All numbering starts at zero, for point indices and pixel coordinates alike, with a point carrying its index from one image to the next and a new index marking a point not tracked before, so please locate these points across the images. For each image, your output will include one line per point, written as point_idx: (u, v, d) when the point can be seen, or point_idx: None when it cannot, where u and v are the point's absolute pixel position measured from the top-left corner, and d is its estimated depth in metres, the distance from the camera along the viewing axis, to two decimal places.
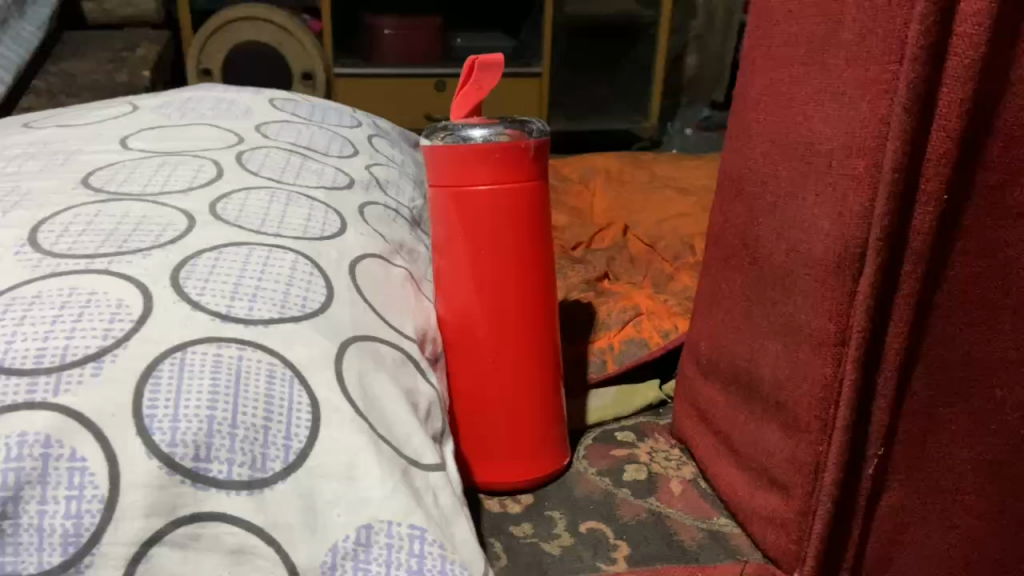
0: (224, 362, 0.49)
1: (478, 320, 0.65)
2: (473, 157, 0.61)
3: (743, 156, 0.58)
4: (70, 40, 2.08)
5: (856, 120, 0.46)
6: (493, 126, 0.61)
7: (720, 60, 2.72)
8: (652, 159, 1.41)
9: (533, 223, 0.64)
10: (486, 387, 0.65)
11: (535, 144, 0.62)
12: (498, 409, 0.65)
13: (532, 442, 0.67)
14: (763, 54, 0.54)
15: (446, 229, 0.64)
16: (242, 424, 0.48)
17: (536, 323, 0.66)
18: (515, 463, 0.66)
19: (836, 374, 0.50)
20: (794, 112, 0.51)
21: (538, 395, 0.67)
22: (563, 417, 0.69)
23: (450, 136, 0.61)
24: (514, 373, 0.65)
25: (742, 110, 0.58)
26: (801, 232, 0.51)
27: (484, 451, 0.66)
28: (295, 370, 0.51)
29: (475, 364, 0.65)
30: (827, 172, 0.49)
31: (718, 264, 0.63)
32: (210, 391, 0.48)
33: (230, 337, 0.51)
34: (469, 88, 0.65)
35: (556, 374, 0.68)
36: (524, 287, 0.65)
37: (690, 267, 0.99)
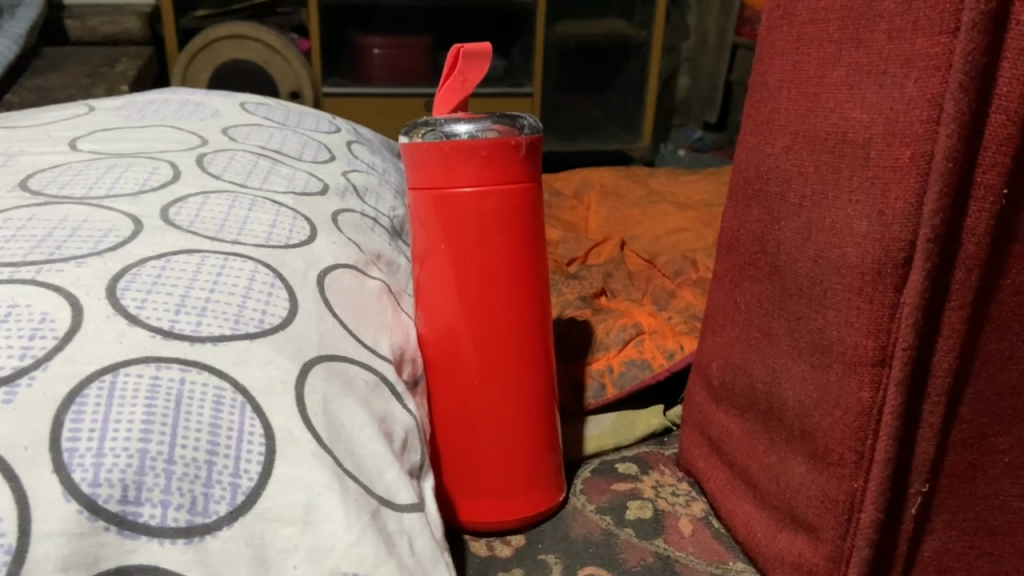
0: (162, 386, 0.42)
1: (464, 339, 0.58)
2: (458, 155, 0.54)
3: (760, 153, 0.51)
4: (49, 56, 2.02)
5: (900, 103, 0.40)
6: (479, 121, 0.54)
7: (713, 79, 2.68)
8: (648, 173, 1.35)
9: (525, 230, 0.58)
10: (472, 415, 0.58)
11: (527, 141, 0.56)
12: (486, 439, 0.58)
13: (523, 476, 0.59)
14: (786, 36, 0.48)
15: (427, 237, 0.57)
16: (180, 459, 0.40)
17: (529, 341, 0.59)
18: (505, 500, 0.59)
19: (875, 400, 0.44)
20: (823, 98, 0.45)
21: (530, 422, 0.59)
22: (558, 447, 0.62)
23: (432, 132, 0.54)
24: (504, 397, 0.58)
25: (758, 101, 0.52)
26: (832, 236, 0.44)
27: (470, 487, 0.59)
28: (247, 395, 0.44)
29: (460, 388, 0.58)
30: (863, 164, 0.42)
31: (731, 274, 0.56)
32: (144, 420, 0.40)
33: (171, 357, 0.44)
34: (455, 81, 0.58)
35: (551, 398, 0.61)
36: (515, 301, 0.58)
37: (693, 283, 0.92)
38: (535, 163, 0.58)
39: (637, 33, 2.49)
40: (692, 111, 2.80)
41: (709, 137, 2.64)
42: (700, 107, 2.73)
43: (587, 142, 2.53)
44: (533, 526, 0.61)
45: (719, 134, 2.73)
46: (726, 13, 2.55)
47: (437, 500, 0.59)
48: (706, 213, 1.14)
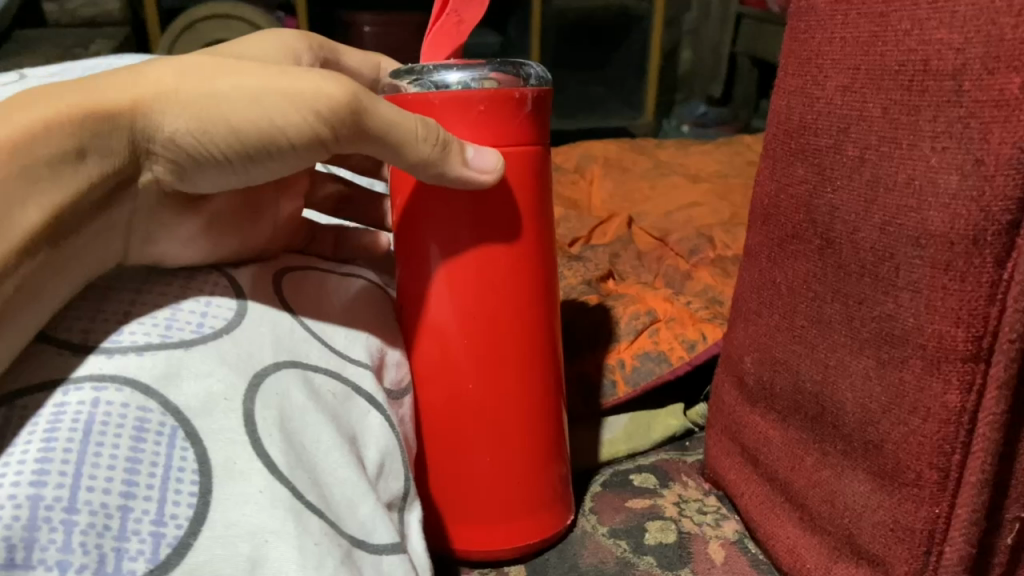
0: (67, 415, 0.30)
1: (455, 338, 0.47)
2: (447, 110, 0.43)
3: (805, 96, 0.41)
4: (22, 40, 1.92)
5: (1006, 15, 0.30)
6: (476, 68, 0.43)
7: (717, 49, 2.59)
8: (654, 145, 1.25)
9: (531, 201, 0.46)
10: (464, 429, 0.47)
11: (534, 96, 0.44)
12: (480, 455, 0.48)
13: (526, 498, 0.49)
14: None
15: (406, 208, 0.46)
16: (85, 506, 0.29)
17: (535, 337, 0.48)
18: (503, 528, 0.49)
19: (967, 404, 0.34)
20: (893, 20, 0.35)
21: (534, 434, 0.49)
22: (567, 460, 0.52)
23: (416, 82, 0.43)
24: (503, 407, 0.47)
25: (799, 34, 0.42)
26: (908, 197, 0.35)
27: (461, 511, 0.48)
28: (180, 417, 0.32)
29: (449, 396, 0.47)
30: (952, 101, 0.32)
31: (767, 251, 0.46)
32: (37, 459, 0.29)
33: (80, 375, 0.32)
34: (446, 22, 0.48)
35: (560, 405, 0.51)
36: (518, 290, 0.47)
37: (710, 262, 0.83)
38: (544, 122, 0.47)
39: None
40: (696, 85, 2.71)
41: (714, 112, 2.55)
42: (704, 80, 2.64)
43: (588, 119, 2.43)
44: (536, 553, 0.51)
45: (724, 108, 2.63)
46: None
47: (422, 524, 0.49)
48: (719, 186, 1.05)
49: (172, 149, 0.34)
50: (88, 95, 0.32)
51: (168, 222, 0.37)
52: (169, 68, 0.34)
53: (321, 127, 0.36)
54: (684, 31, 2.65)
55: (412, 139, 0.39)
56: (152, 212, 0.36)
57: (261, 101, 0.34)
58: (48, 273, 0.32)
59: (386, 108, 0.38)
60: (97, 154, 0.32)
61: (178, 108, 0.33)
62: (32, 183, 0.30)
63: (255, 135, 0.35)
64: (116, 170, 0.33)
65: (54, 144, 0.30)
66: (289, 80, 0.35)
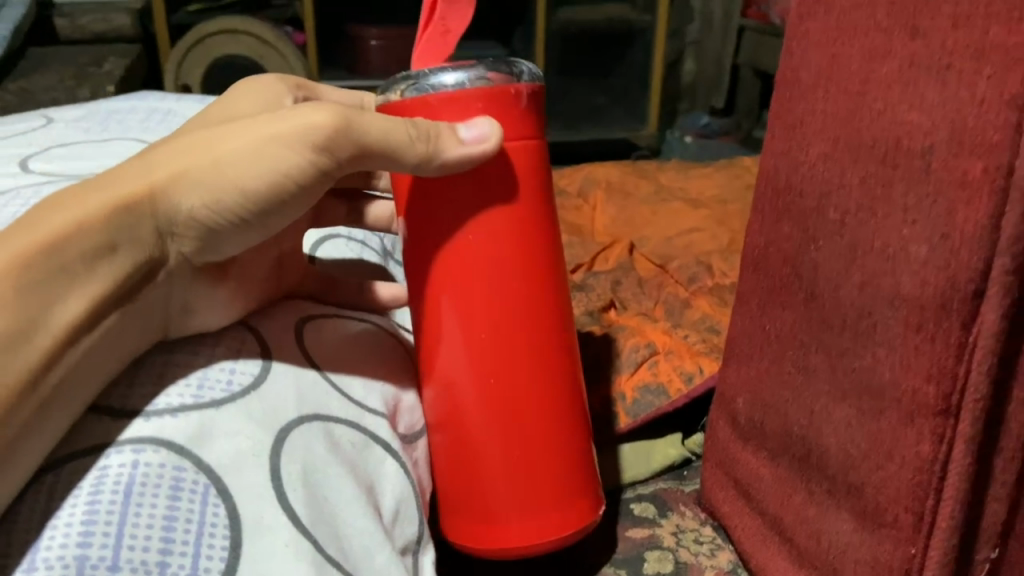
0: (110, 478, 0.33)
1: (464, 339, 0.46)
2: (447, 109, 0.43)
3: (792, 159, 0.44)
4: (36, 58, 1.96)
5: (969, 105, 0.33)
6: (470, 69, 0.44)
7: (719, 61, 2.62)
8: (656, 168, 1.28)
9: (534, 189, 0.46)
10: (479, 430, 0.47)
11: (529, 90, 0.45)
12: (498, 449, 0.47)
13: (549, 492, 0.48)
14: (819, 25, 0.41)
15: (412, 210, 0.46)
16: (126, 564, 0.32)
17: (546, 328, 0.47)
18: (528, 522, 0.47)
19: (938, 453, 0.37)
20: (869, 100, 0.38)
21: (553, 424, 0.48)
22: (591, 452, 0.51)
23: (411, 88, 0.44)
24: (518, 398, 0.47)
25: (785, 100, 0.44)
26: (884, 262, 0.38)
27: (484, 513, 0.48)
28: (212, 475, 0.36)
29: (462, 396, 0.47)
30: (922, 178, 0.35)
31: (757, 299, 0.49)
32: (84, 521, 0.32)
33: (122, 439, 0.35)
34: (434, 29, 0.47)
35: (578, 394, 0.50)
36: (526, 284, 0.46)
37: (709, 291, 0.86)
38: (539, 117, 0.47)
39: (640, 16, 2.42)
40: (699, 96, 2.75)
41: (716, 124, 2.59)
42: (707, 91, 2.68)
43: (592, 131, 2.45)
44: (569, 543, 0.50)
45: (727, 119, 2.66)
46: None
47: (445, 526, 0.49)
48: (719, 211, 1.08)
49: (189, 218, 0.36)
50: (108, 191, 0.35)
51: (205, 291, 0.40)
52: (171, 148, 0.37)
53: (317, 159, 0.37)
54: (687, 43, 2.68)
55: (408, 144, 0.40)
56: (190, 283, 0.39)
57: (253, 151, 0.36)
58: (94, 358, 0.35)
59: (373, 123, 0.39)
60: (124, 243, 0.35)
61: (184, 182, 0.36)
62: (68, 281, 0.33)
63: (264, 189, 0.37)
64: (146, 251, 0.36)
65: (84, 242, 0.34)
66: (275, 124, 0.37)
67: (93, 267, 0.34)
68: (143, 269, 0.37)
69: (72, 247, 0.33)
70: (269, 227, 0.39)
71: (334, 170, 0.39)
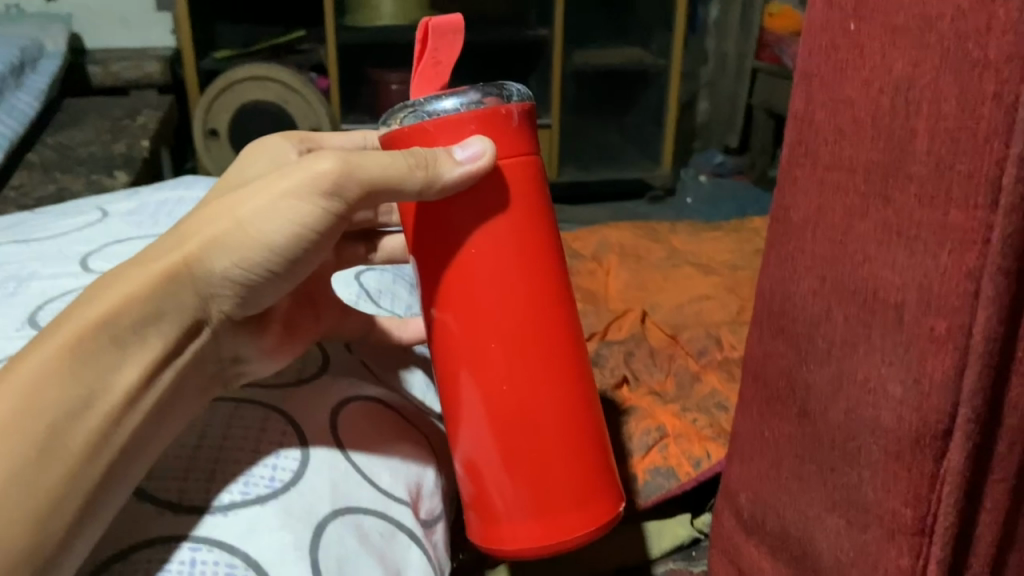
0: (173, 568, 0.41)
1: (481, 352, 0.51)
2: (444, 133, 0.49)
3: (784, 287, 0.49)
4: (72, 110, 2.04)
5: (934, 271, 0.37)
6: (464, 93, 0.50)
7: (734, 101, 2.71)
8: (667, 229, 1.33)
9: (535, 206, 0.52)
10: (498, 430, 0.52)
11: (519, 110, 0.50)
12: (526, 448, 0.52)
13: (579, 481, 0.53)
14: (807, 174, 0.46)
15: (433, 241, 0.51)
16: None
17: (558, 332, 0.52)
18: (557, 517, 0.52)
19: (916, 568, 0.41)
20: (850, 250, 0.42)
21: (573, 417, 0.53)
22: (609, 445, 0.56)
23: (412, 114, 0.50)
24: (539, 399, 0.52)
25: (778, 234, 0.49)
26: (866, 394, 0.42)
27: (516, 511, 0.52)
28: (260, 569, 0.43)
29: (484, 406, 0.52)
30: (896, 327, 0.40)
31: (755, 405, 0.53)
32: None
33: (184, 533, 0.43)
34: (426, 63, 0.52)
35: (592, 394, 0.55)
36: (536, 295, 0.51)
37: (719, 364, 0.90)
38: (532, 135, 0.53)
39: (655, 62, 2.48)
40: (714, 135, 2.85)
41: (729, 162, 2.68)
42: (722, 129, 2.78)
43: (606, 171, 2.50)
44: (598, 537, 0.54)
45: (740, 159, 2.72)
46: (745, 37, 2.61)
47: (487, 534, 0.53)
48: (729, 277, 1.13)
49: (223, 275, 0.44)
50: (152, 267, 0.43)
51: (249, 337, 0.50)
52: (202, 217, 0.45)
53: (325, 204, 0.44)
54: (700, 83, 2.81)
55: (406, 172, 0.46)
56: (234, 333, 0.49)
57: (270, 209, 0.44)
58: (155, 412, 0.43)
59: (374, 164, 0.46)
60: (169, 309, 0.43)
61: (214, 247, 0.44)
62: (124, 350, 0.41)
63: (282, 238, 0.44)
64: (189, 315, 0.44)
65: (131, 316, 0.41)
66: (284, 185, 0.44)
67: (143, 335, 0.42)
68: (190, 327, 0.45)
69: (124, 317, 0.41)
70: (295, 271, 0.47)
71: (345, 210, 0.46)
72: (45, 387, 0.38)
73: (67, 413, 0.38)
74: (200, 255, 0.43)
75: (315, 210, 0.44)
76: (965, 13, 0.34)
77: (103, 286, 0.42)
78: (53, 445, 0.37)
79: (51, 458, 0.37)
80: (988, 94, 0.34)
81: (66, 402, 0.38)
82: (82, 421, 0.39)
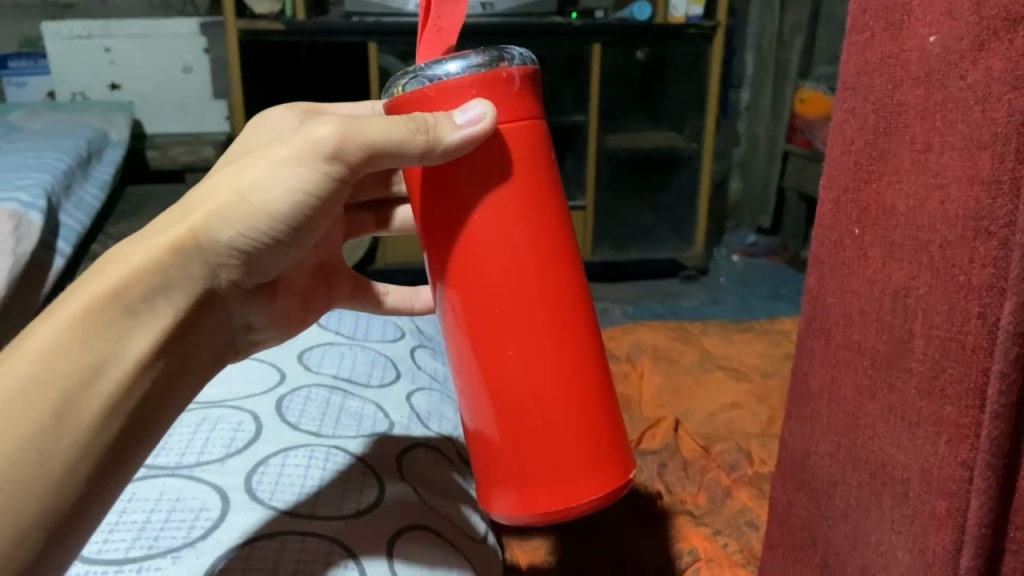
0: None
1: (490, 324, 0.55)
2: (445, 99, 0.53)
3: (804, 444, 0.53)
4: (134, 198, 2.16)
5: (934, 457, 0.42)
6: (466, 57, 0.53)
7: (767, 183, 2.74)
8: (699, 330, 1.38)
9: (540, 172, 0.55)
10: (507, 399, 0.56)
11: (520, 73, 0.53)
12: (534, 416, 0.56)
13: (587, 447, 0.56)
14: (822, 346, 0.51)
15: (444, 218, 0.55)
16: None
17: (564, 301, 0.56)
18: (566, 484, 0.56)
19: None
20: (861, 424, 0.47)
21: (579, 382, 0.56)
22: (615, 401, 0.59)
23: (414, 80, 0.54)
24: (543, 367, 0.55)
25: (798, 394, 0.54)
26: (878, 555, 0.47)
27: (524, 475, 0.57)
28: None
29: (493, 375, 0.56)
30: (903, 499, 0.44)
31: (781, 548, 0.57)
32: None
33: None
34: (430, 33, 0.56)
35: (601, 361, 0.58)
36: (542, 266, 0.54)
37: (749, 480, 0.94)
38: (536, 98, 0.56)
39: (688, 145, 2.54)
40: (746, 215, 2.91)
41: (762, 243, 2.73)
42: (754, 210, 2.85)
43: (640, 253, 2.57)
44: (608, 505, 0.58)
45: (772, 240, 2.78)
46: (775, 123, 2.68)
47: (502, 495, 0.58)
48: (760, 384, 1.17)
49: (233, 235, 0.52)
50: (163, 237, 0.50)
51: (258, 306, 0.61)
52: (204, 192, 0.52)
53: (324, 168, 0.52)
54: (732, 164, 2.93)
55: (408, 136, 0.51)
56: (245, 302, 0.59)
57: (271, 177, 0.52)
58: (171, 369, 0.51)
59: (371, 129, 0.52)
60: (177, 279, 0.50)
61: (217, 216, 0.51)
62: (134, 320, 0.48)
63: (283, 203, 0.52)
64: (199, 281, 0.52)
65: (138, 289, 0.48)
66: (283, 156, 0.52)
67: (153, 304, 0.49)
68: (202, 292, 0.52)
69: (134, 289, 0.48)
70: (295, 231, 0.55)
71: (344, 173, 0.53)
72: (61, 356, 0.45)
73: (80, 379, 0.45)
74: (205, 226, 0.51)
75: (313, 174, 0.52)
76: (952, 244, 0.39)
77: (115, 261, 0.50)
78: (68, 412, 0.44)
79: (67, 424, 0.44)
80: (973, 314, 0.39)
81: (79, 370, 0.45)
82: (93, 390, 0.46)
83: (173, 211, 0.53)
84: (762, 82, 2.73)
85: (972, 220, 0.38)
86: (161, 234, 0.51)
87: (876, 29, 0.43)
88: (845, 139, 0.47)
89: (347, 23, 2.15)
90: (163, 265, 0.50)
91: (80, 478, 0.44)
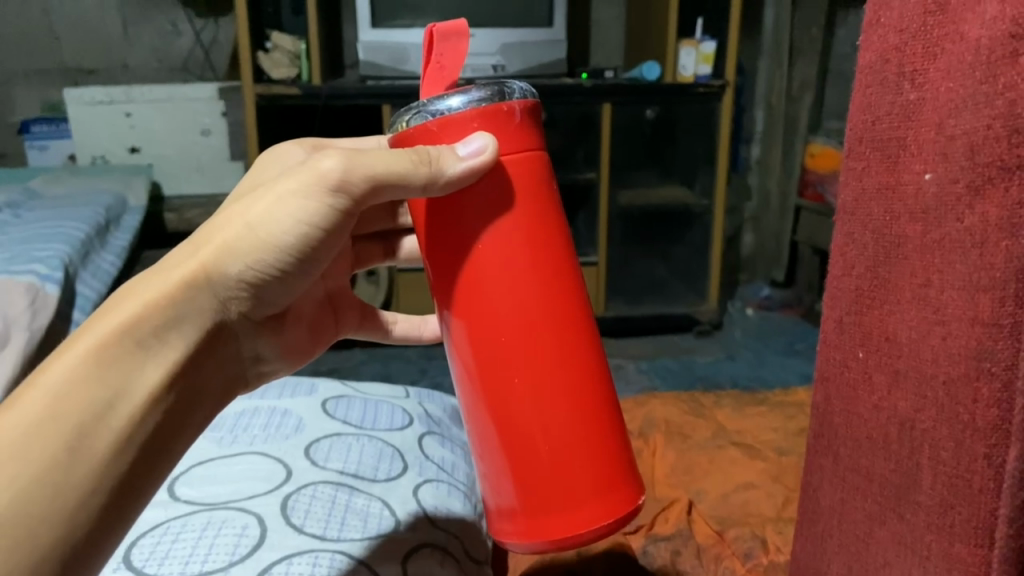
0: None
1: (496, 351, 0.55)
2: (447, 132, 0.54)
3: (816, 561, 0.52)
4: None
5: None
6: (468, 92, 0.54)
7: (779, 237, 2.77)
8: (713, 402, 1.37)
9: (542, 201, 0.56)
10: (513, 427, 0.56)
11: (521, 106, 0.54)
12: (539, 443, 0.55)
13: (593, 475, 0.56)
14: (831, 465, 0.50)
15: (449, 247, 0.56)
16: None
17: (570, 326, 0.56)
18: (572, 511, 0.56)
19: None
20: (873, 552, 0.47)
21: (584, 408, 0.56)
22: (622, 426, 0.59)
23: (418, 115, 0.55)
24: (548, 395, 0.55)
25: (809, 510, 0.53)
26: None
27: (532, 502, 0.56)
28: None
29: (498, 401, 0.56)
30: None
31: None
32: None
33: None
34: (432, 67, 0.57)
35: (607, 384, 0.58)
36: (547, 293, 0.55)
37: (764, 569, 0.92)
38: (537, 131, 0.57)
39: (699, 202, 2.53)
40: (759, 268, 2.91)
41: (776, 296, 2.72)
42: (767, 264, 2.84)
43: (653, 308, 2.57)
44: (617, 529, 0.58)
45: (786, 292, 2.76)
46: (787, 176, 2.69)
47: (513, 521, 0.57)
48: (775, 462, 1.15)
49: (242, 267, 0.52)
50: (174, 272, 0.51)
51: (266, 338, 0.62)
52: (215, 225, 0.53)
53: (330, 201, 0.53)
54: (745, 218, 2.91)
55: (410, 169, 0.52)
56: (256, 332, 0.60)
57: (277, 210, 0.53)
58: (184, 398, 0.51)
59: (376, 161, 0.53)
60: (186, 314, 0.51)
61: (225, 251, 0.52)
62: (144, 353, 0.49)
63: (290, 236, 0.53)
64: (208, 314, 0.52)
65: (150, 323, 0.49)
66: (288, 191, 0.53)
67: (165, 338, 0.50)
68: (212, 325, 0.53)
69: (145, 324, 0.49)
70: (303, 262, 0.55)
71: (349, 205, 0.54)
72: (74, 389, 0.46)
73: (95, 412, 0.46)
74: (215, 260, 0.52)
75: (320, 207, 0.53)
76: (954, 381, 0.39)
77: (129, 295, 0.51)
78: (82, 446, 0.45)
79: (80, 457, 0.45)
80: (980, 453, 0.38)
81: (94, 405, 0.46)
82: (107, 422, 0.46)
83: (184, 246, 0.54)
84: (772, 136, 2.74)
85: (973, 358, 0.38)
86: (173, 268, 0.51)
87: (872, 159, 0.44)
88: (845, 263, 0.47)
89: (362, 87, 2.20)
90: (173, 300, 0.50)
91: (90, 512, 0.45)
